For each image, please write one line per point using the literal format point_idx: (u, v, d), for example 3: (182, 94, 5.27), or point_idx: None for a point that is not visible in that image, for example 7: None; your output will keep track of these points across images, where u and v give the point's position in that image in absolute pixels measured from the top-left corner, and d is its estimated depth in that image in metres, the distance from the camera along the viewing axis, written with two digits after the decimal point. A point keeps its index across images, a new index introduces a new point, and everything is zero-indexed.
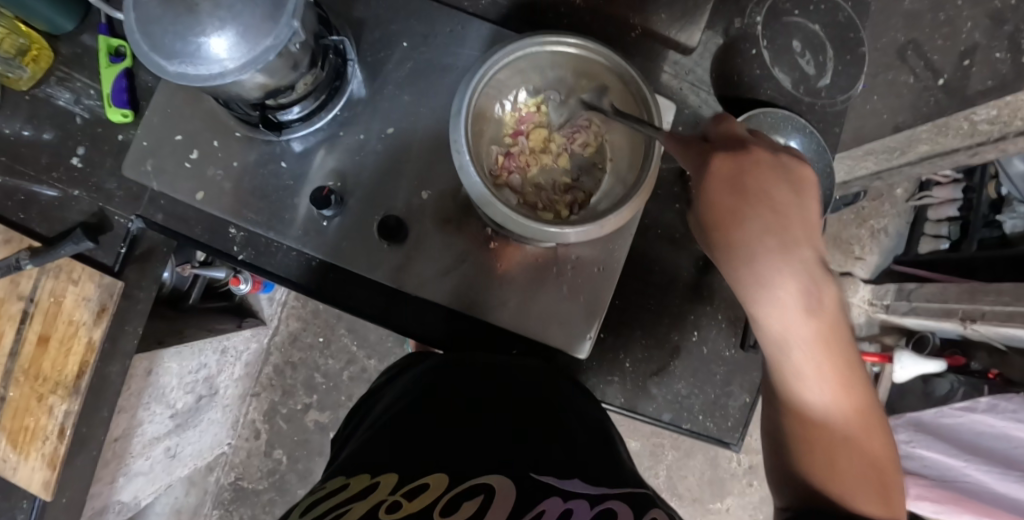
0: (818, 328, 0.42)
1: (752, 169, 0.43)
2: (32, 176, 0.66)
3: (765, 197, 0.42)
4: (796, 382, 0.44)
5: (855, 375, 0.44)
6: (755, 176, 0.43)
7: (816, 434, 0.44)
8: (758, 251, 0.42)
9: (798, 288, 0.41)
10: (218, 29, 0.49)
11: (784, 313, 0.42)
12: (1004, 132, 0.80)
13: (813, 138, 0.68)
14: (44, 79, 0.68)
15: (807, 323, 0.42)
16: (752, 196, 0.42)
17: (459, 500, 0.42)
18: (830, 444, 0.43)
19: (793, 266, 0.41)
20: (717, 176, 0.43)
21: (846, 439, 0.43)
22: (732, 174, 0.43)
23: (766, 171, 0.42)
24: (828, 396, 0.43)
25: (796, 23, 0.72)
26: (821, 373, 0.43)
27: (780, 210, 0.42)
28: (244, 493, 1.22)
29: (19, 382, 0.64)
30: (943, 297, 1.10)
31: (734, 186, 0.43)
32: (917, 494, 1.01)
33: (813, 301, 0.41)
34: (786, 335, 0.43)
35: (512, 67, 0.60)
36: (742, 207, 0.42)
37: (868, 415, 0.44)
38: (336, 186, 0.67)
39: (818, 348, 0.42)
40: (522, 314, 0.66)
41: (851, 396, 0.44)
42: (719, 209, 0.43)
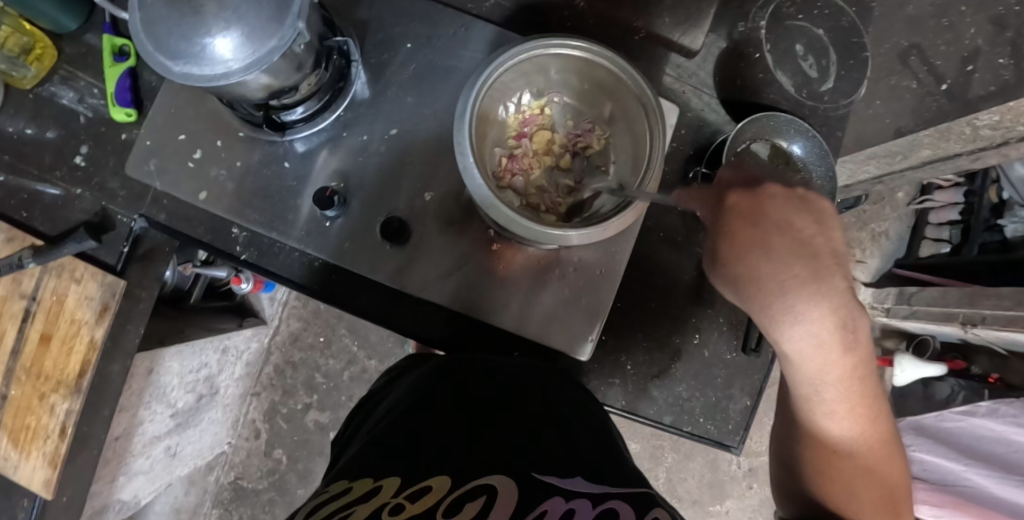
0: (848, 373, 0.42)
1: (771, 207, 0.41)
2: (36, 175, 0.67)
3: (791, 233, 0.40)
4: (821, 418, 0.45)
5: (878, 406, 0.45)
6: (779, 215, 0.40)
7: (835, 462, 0.46)
8: (791, 294, 0.38)
9: (836, 337, 0.39)
10: (224, 29, 0.49)
11: (815, 362, 0.41)
12: (1006, 136, 0.81)
13: (815, 142, 0.67)
14: (48, 78, 0.68)
15: (838, 370, 0.41)
16: (778, 235, 0.39)
17: (461, 502, 0.42)
18: (850, 470, 0.46)
19: (827, 311, 0.38)
20: (741, 216, 0.41)
21: (865, 466, 0.46)
22: (756, 214, 0.41)
23: (786, 208, 0.41)
24: (852, 429, 0.45)
25: (800, 27, 0.73)
26: (848, 410, 0.44)
27: (806, 248, 0.39)
28: (244, 493, 1.22)
29: (21, 380, 0.64)
30: (944, 302, 1.10)
31: (758, 225, 0.40)
32: (918, 499, 1.02)
33: (846, 347, 0.40)
34: (818, 382, 0.42)
35: (517, 70, 0.60)
36: (771, 245, 0.39)
37: (886, 440, 0.46)
38: (339, 187, 0.67)
39: (847, 392, 0.42)
40: (524, 317, 0.66)
41: (873, 427, 0.45)
42: (743, 248, 0.40)
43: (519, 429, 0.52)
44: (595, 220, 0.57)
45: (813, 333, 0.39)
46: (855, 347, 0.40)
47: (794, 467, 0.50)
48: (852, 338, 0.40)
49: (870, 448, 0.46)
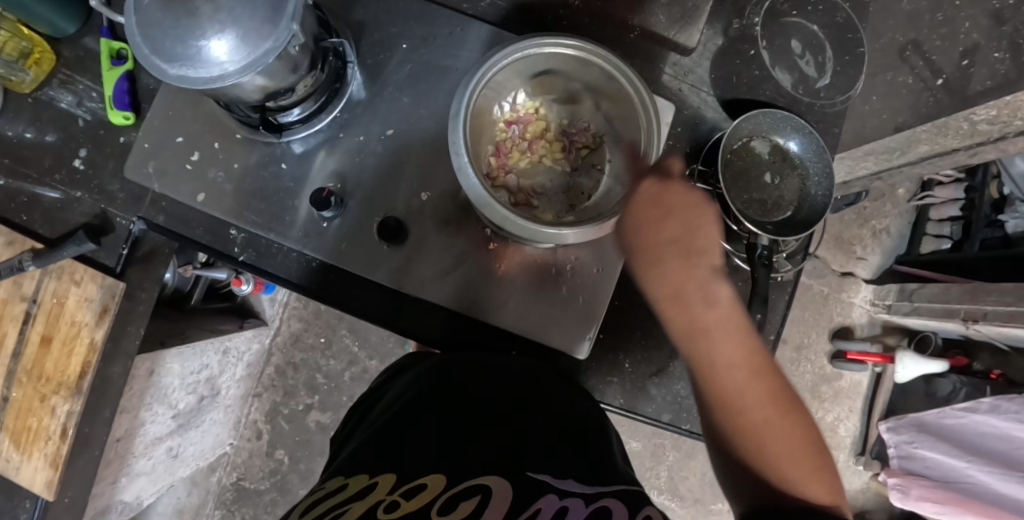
0: (721, 322, 0.45)
1: (665, 192, 0.49)
2: (35, 178, 0.67)
3: (669, 207, 0.48)
4: (713, 375, 0.45)
5: (766, 362, 0.45)
6: (674, 199, 0.48)
7: (744, 427, 0.44)
8: (665, 255, 0.47)
9: (702, 289, 0.46)
10: (218, 32, 0.49)
11: (689, 308, 0.46)
12: (1003, 131, 0.80)
13: (812, 139, 0.67)
14: (47, 82, 0.68)
15: (711, 316, 0.45)
16: (669, 213, 0.48)
17: (456, 501, 0.42)
18: (759, 433, 0.44)
19: (692, 269, 0.46)
20: (647, 198, 0.49)
21: (771, 426, 0.44)
22: (657, 195, 0.49)
23: (682, 194, 0.48)
24: (744, 386, 0.44)
25: (795, 24, 0.73)
26: (734, 362, 0.45)
27: (685, 224, 0.47)
28: (246, 494, 1.22)
29: (22, 382, 0.64)
30: (945, 297, 1.09)
31: (657, 205, 0.48)
32: (919, 496, 1.06)
33: (711, 296, 0.45)
34: (699, 329, 0.45)
35: (512, 69, 0.61)
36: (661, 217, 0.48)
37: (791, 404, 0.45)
38: (336, 188, 0.67)
39: (728, 344, 0.45)
40: (522, 316, 0.66)
41: (768, 383, 0.45)
42: (642, 217, 0.49)
43: (513, 428, 0.52)
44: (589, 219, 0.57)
45: (685, 286, 0.46)
46: (718, 298, 0.45)
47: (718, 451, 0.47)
48: (714, 288, 0.46)
49: (769, 406, 0.44)
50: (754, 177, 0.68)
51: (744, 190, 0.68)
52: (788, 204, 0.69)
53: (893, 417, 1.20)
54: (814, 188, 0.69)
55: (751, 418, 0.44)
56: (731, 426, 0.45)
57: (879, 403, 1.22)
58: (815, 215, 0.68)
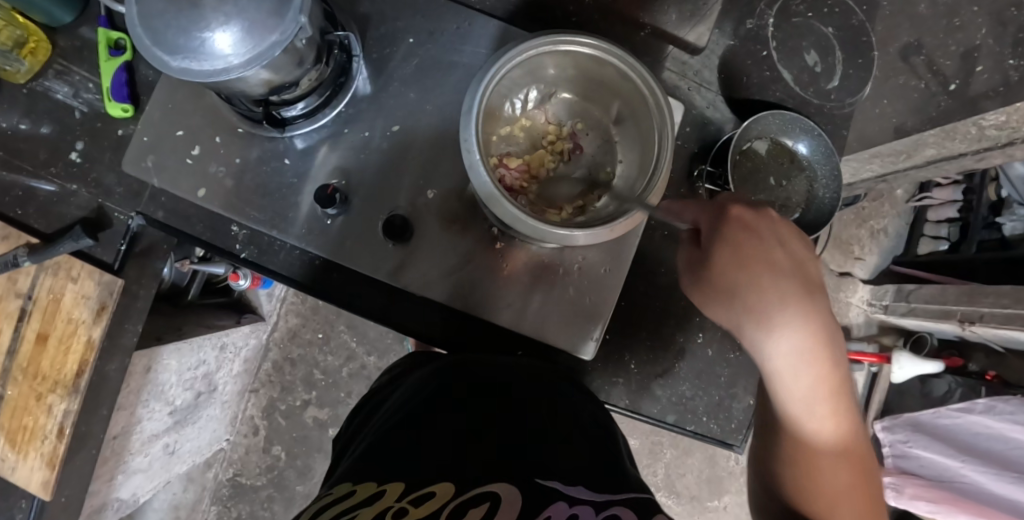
0: (823, 374, 0.46)
1: (770, 224, 0.47)
2: (30, 171, 0.65)
3: (781, 247, 0.46)
4: (803, 431, 0.47)
5: (850, 412, 0.47)
6: (778, 234, 0.46)
7: (821, 485, 0.47)
8: (774, 297, 0.45)
9: (808, 337, 0.45)
10: (223, 24, 0.48)
11: (795, 366, 0.45)
12: (1011, 137, 0.80)
13: (821, 141, 0.67)
14: (42, 72, 0.66)
15: (819, 376, 0.46)
16: (771, 244, 0.46)
17: (465, 508, 0.42)
18: (836, 490, 0.47)
19: (806, 319, 0.45)
20: (746, 229, 0.46)
21: (849, 485, 0.47)
22: (755, 224, 0.46)
23: (782, 231, 0.46)
24: (834, 447, 0.47)
25: (807, 25, 0.72)
26: (828, 414, 0.47)
27: (796, 269, 0.46)
28: (243, 490, 1.22)
29: (17, 380, 0.63)
30: (942, 298, 1.10)
31: (753, 234, 0.46)
32: (913, 494, 1.07)
33: (825, 354, 0.45)
34: (801, 387, 0.46)
35: (525, 66, 0.60)
36: (768, 253, 0.45)
37: (865, 462, 0.48)
38: (340, 184, 0.66)
39: (824, 391, 0.46)
40: (526, 317, 0.65)
41: (848, 440, 0.48)
42: (746, 251, 0.45)
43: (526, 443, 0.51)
44: (599, 221, 0.56)
45: (791, 338, 0.45)
46: (835, 354, 0.46)
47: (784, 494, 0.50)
48: (830, 342, 0.46)
49: (850, 466, 0.47)
50: (760, 179, 0.68)
51: (753, 191, 0.67)
52: (796, 206, 0.70)
53: (890, 416, 1.22)
54: (822, 190, 0.69)
55: (833, 479, 0.47)
56: (805, 480, 0.48)
57: (873, 405, 1.26)
58: (823, 218, 0.69)
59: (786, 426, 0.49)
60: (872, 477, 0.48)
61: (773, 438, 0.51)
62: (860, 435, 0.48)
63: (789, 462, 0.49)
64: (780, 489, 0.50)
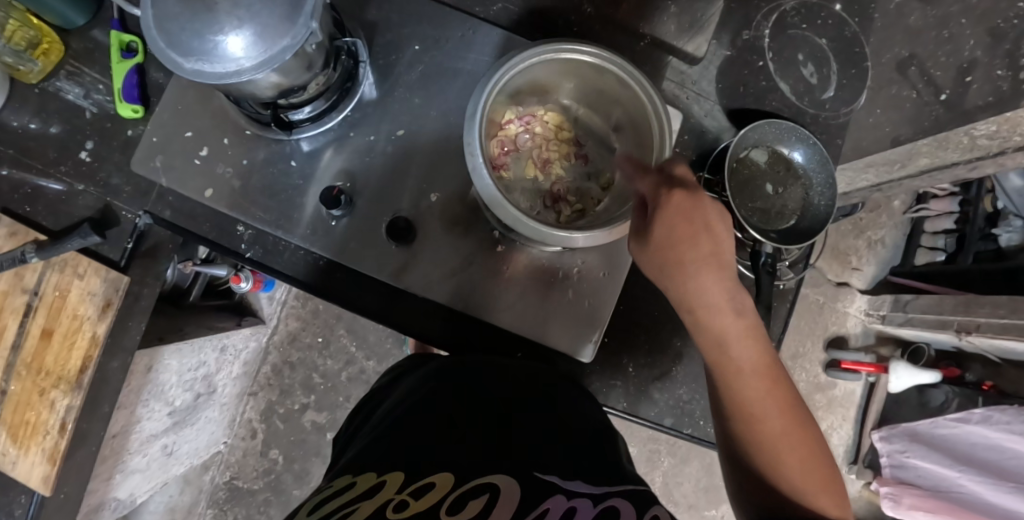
0: (743, 329, 0.49)
1: (702, 208, 0.48)
2: (39, 169, 0.66)
3: (707, 228, 0.48)
4: (737, 387, 0.49)
5: (775, 364, 0.50)
6: (706, 212, 0.48)
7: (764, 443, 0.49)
8: (697, 268, 0.48)
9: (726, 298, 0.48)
10: (236, 28, 0.49)
11: (714, 320, 0.49)
12: (1003, 147, 0.82)
13: (816, 149, 0.68)
14: (54, 73, 0.68)
15: (738, 327, 0.49)
16: (699, 226, 0.48)
17: (464, 500, 0.42)
18: (775, 438, 0.48)
19: (722, 282, 0.48)
20: (678, 212, 0.48)
21: (783, 433, 0.48)
22: (687, 210, 0.48)
23: (710, 211, 0.48)
24: (767, 400, 0.49)
25: (804, 36, 0.74)
26: (753, 360, 0.49)
27: (715, 242, 0.48)
28: (240, 493, 1.21)
29: (21, 375, 0.63)
30: (939, 309, 1.11)
31: (688, 219, 0.48)
32: (912, 505, 1.10)
33: (740, 307, 0.49)
34: (723, 337, 0.49)
35: (526, 73, 0.62)
36: (697, 233, 0.48)
37: (800, 411, 0.50)
38: (345, 186, 0.67)
39: (747, 347, 0.49)
40: (527, 318, 0.66)
41: (779, 393, 0.49)
42: (676, 231, 0.48)
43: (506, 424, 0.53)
44: (599, 224, 0.57)
45: (711, 297, 0.48)
46: (749, 312, 0.49)
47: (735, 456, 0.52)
48: (739, 297, 0.49)
49: (782, 415, 0.49)
50: (757, 187, 0.69)
51: (749, 198, 0.68)
52: (792, 212, 0.70)
53: (888, 426, 1.23)
54: (817, 197, 0.70)
55: (774, 434, 0.49)
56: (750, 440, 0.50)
57: (869, 419, 1.25)
58: (817, 225, 0.69)
59: (720, 383, 0.51)
60: (809, 426, 0.50)
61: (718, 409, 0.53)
62: (789, 382, 0.50)
63: (733, 426, 0.51)
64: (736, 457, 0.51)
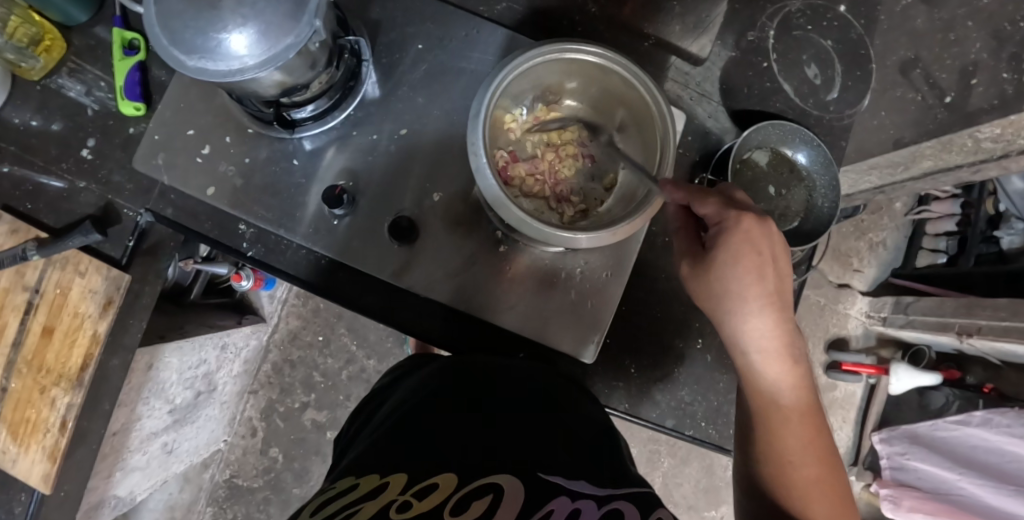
0: (795, 373, 0.49)
1: (772, 240, 0.48)
2: (41, 166, 0.66)
3: (773, 262, 0.48)
4: (777, 427, 0.49)
5: (815, 411, 0.50)
6: (773, 244, 0.48)
7: (795, 484, 0.48)
8: (757, 300, 0.48)
9: (780, 337, 0.48)
10: (240, 25, 0.49)
11: (768, 361, 0.49)
12: (1007, 149, 0.83)
13: (820, 151, 0.68)
14: (56, 70, 0.67)
15: (789, 371, 0.49)
16: (766, 256, 0.47)
17: (468, 500, 0.42)
18: (808, 484, 0.48)
19: (780, 323, 0.48)
20: (746, 239, 0.47)
21: (818, 481, 0.48)
22: (757, 240, 0.47)
23: (779, 241, 0.48)
24: (805, 443, 0.49)
25: (808, 37, 0.74)
26: (796, 405, 0.49)
27: (777, 274, 0.48)
28: (239, 492, 1.21)
29: (21, 373, 0.63)
30: (939, 311, 1.11)
31: (757, 249, 0.47)
32: (911, 507, 1.10)
33: (794, 351, 0.49)
34: (772, 379, 0.49)
35: (530, 73, 0.61)
36: (763, 264, 0.47)
37: (833, 466, 0.49)
38: (347, 185, 0.67)
39: (795, 389, 0.49)
40: (530, 318, 0.66)
41: (815, 439, 0.49)
42: (743, 260, 0.47)
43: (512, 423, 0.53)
44: (603, 225, 0.57)
45: (766, 335, 0.48)
46: (801, 355, 0.49)
47: (758, 492, 0.50)
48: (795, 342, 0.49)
49: (817, 462, 0.49)
50: (760, 189, 0.69)
51: (752, 200, 0.68)
52: (795, 215, 0.70)
53: (888, 428, 1.23)
54: (820, 200, 0.70)
55: (804, 474, 0.48)
56: (780, 480, 0.49)
57: (869, 421, 1.26)
58: (821, 227, 0.69)
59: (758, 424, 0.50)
60: (840, 477, 0.49)
61: (747, 442, 0.52)
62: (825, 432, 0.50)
63: (763, 461, 0.50)
64: (761, 494, 0.50)
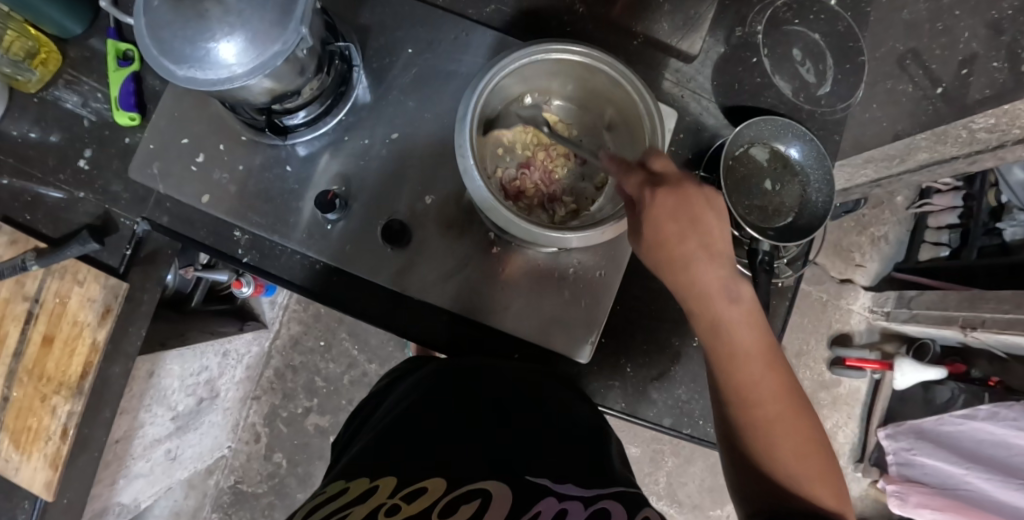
0: (740, 313, 0.49)
1: (688, 203, 0.50)
2: (39, 178, 0.67)
3: (692, 221, 0.50)
4: (736, 368, 0.49)
5: (771, 346, 0.50)
6: (694, 204, 0.50)
7: (758, 421, 0.48)
8: (687, 256, 0.49)
9: (717, 281, 0.49)
10: (227, 34, 0.49)
11: (712, 307, 0.49)
12: (1002, 140, 0.82)
13: (813, 146, 0.68)
14: (53, 82, 0.68)
15: (738, 316, 0.49)
16: (686, 218, 0.49)
17: (456, 504, 0.42)
18: (767, 423, 0.48)
19: (712, 269, 0.49)
20: (664, 212, 0.49)
21: (781, 418, 0.48)
22: (674, 209, 0.49)
23: (696, 202, 0.50)
24: (762, 378, 0.48)
25: (797, 32, 0.74)
26: (750, 348, 0.49)
27: (702, 231, 0.50)
28: (244, 497, 1.22)
29: (23, 382, 0.64)
30: (943, 305, 1.10)
31: (675, 217, 0.49)
32: (918, 502, 1.10)
33: (732, 291, 0.49)
34: (719, 322, 0.49)
35: (518, 74, 0.62)
36: (682, 229, 0.49)
37: (798, 399, 0.49)
38: (341, 190, 0.67)
39: (745, 330, 0.49)
40: (525, 319, 0.66)
41: (777, 375, 0.49)
42: (665, 232, 0.49)
43: (501, 424, 0.53)
44: (592, 224, 0.57)
45: (702, 281, 0.49)
46: (741, 294, 0.49)
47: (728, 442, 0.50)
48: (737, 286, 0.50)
49: (778, 397, 0.48)
50: (752, 184, 0.68)
51: (743, 196, 0.67)
52: (789, 210, 0.69)
53: (893, 424, 1.21)
54: (814, 194, 0.69)
55: (764, 411, 0.48)
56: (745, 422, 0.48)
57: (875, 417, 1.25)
58: (816, 222, 0.68)
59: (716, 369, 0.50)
60: (806, 410, 0.49)
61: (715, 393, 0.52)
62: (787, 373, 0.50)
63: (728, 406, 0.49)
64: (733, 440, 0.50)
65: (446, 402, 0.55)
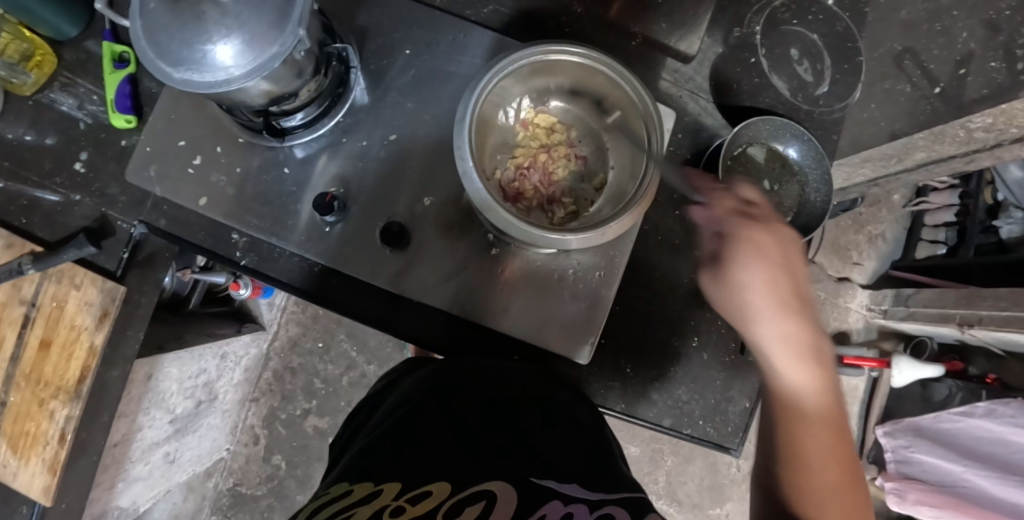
0: (815, 373, 0.47)
1: (780, 248, 0.47)
2: (35, 181, 0.67)
3: (784, 266, 0.47)
4: (799, 423, 0.47)
5: (838, 415, 0.48)
6: (785, 251, 0.48)
7: (812, 484, 0.45)
8: (773, 299, 0.47)
9: (798, 334, 0.47)
10: (224, 36, 0.49)
11: (789, 358, 0.47)
12: (999, 139, 0.83)
13: (811, 145, 0.68)
14: (48, 85, 0.68)
15: (813, 375, 0.47)
16: (778, 262, 0.47)
17: (460, 506, 0.42)
18: (821, 486, 0.45)
19: (795, 322, 0.47)
20: (755, 248, 0.47)
21: (837, 485, 0.45)
22: (767, 248, 0.47)
23: (790, 249, 0.48)
24: (825, 442, 0.46)
25: (794, 32, 0.74)
26: (817, 408, 0.47)
27: (792, 280, 0.48)
28: (243, 499, 1.21)
29: (20, 386, 0.63)
30: (940, 302, 1.11)
31: (768, 257, 0.47)
32: (918, 499, 1.09)
33: (815, 349, 0.47)
34: (793, 374, 0.47)
35: (516, 75, 0.61)
36: (773, 271, 0.47)
37: (853, 471, 0.47)
38: (339, 192, 0.67)
39: (815, 388, 0.47)
40: (524, 320, 0.66)
41: (838, 442, 0.47)
42: (755, 270, 0.47)
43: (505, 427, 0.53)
44: (593, 225, 0.57)
45: (782, 330, 0.47)
46: (823, 354, 0.47)
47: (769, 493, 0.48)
48: (820, 345, 0.48)
49: (838, 465, 0.46)
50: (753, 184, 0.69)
51: None
52: (788, 209, 0.70)
53: (891, 421, 1.22)
54: (813, 194, 0.70)
55: (821, 476, 0.45)
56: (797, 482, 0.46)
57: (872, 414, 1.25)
58: (815, 221, 0.69)
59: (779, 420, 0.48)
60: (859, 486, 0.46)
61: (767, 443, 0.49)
62: (850, 444, 0.48)
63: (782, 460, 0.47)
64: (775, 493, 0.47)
65: (458, 410, 0.54)
